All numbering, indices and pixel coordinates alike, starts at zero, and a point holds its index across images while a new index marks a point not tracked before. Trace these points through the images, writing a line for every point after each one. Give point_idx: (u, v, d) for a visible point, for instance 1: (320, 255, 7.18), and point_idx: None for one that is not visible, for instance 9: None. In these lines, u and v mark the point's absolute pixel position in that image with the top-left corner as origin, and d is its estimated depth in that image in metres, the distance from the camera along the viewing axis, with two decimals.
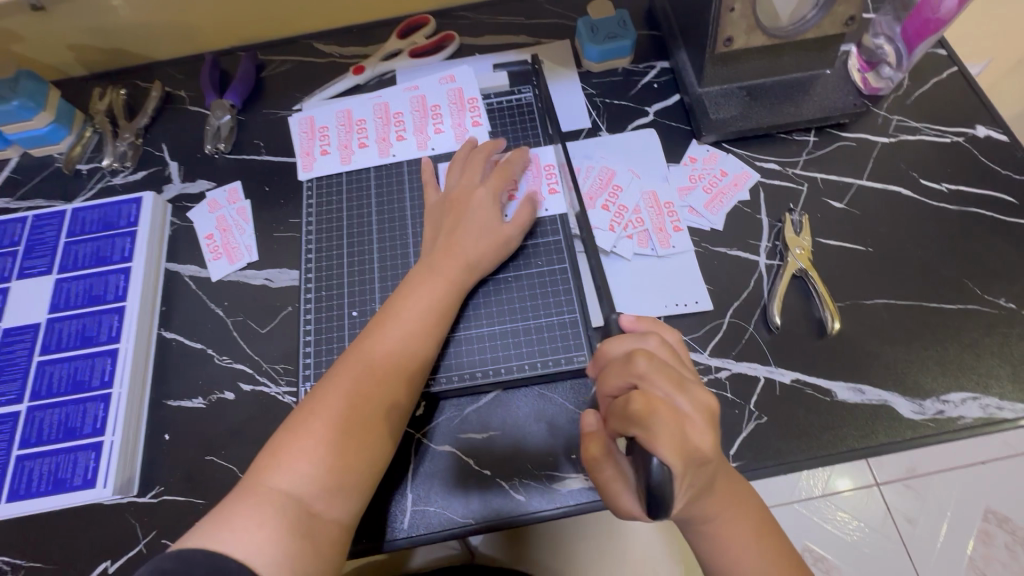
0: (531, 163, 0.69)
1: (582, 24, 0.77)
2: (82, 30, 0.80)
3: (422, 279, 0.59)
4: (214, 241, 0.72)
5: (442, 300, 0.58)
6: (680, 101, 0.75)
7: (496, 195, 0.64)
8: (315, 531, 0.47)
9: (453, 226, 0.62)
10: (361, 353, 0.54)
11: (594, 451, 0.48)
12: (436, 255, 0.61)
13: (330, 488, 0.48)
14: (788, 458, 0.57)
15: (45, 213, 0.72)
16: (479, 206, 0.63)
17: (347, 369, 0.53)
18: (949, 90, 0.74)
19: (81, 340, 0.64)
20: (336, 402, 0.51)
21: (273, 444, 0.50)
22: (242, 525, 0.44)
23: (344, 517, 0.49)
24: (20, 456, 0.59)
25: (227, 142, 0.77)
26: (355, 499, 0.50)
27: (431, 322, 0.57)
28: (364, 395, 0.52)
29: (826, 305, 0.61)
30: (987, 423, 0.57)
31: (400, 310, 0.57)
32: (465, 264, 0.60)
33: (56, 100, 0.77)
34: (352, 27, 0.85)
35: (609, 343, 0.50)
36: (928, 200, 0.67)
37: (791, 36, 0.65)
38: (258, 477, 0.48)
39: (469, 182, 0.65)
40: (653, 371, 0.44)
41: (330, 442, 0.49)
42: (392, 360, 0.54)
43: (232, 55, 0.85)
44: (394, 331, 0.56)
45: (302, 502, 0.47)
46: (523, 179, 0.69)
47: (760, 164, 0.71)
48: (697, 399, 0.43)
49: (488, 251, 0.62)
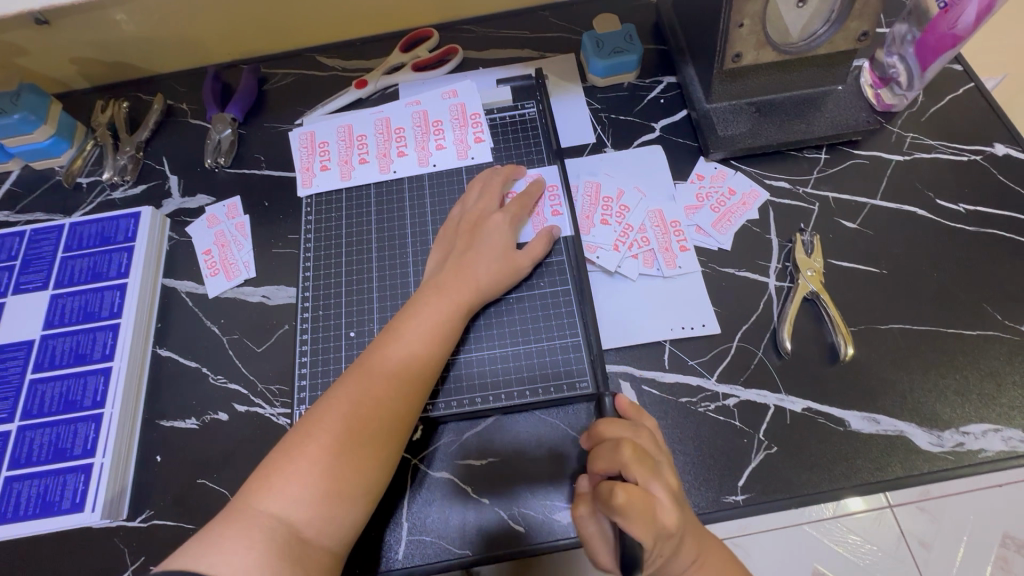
0: (547, 187, 0.68)
1: (588, 39, 0.76)
2: (86, 44, 0.79)
3: (430, 299, 0.57)
4: (211, 256, 0.71)
5: (450, 324, 0.57)
6: (687, 117, 0.74)
7: (513, 222, 0.63)
8: (303, 558, 0.44)
9: (464, 246, 0.61)
10: (362, 374, 0.53)
11: (581, 510, 0.50)
12: (445, 275, 0.59)
13: (321, 514, 0.46)
14: (798, 491, 0.54)
15: (44, 227, 0.71)
16: (493, 230, 0.62)
17: (346, 392, 0.51)
18: (965, 106, 0.72)
19: (74, 357, 0.63)
20: (336, 423, 0.49)
21: (267, 464, 0.48)
22: (227, 552, 0.43)
23: (335, 546, 0.47)
24: (9, 476, 0.58)
25: (227, 156, 0.77)
26: (346, 527, 0.48)
27: (437, 345, 0.56)
28: (364, 418, 0.50)
29: (839, 330, 0.59)
30: (1009, 456, 0.54)
31: (405, 332, 0.55)
32: (473, 285, 0.59)
33: (57, 114, 0.77)
34: (355, 40, 0.85)
35: (601, 418, 0.50)
36: (944, 220, 0.65)
37: (802, 52, 0.64)
38: (248, 498, 0.46)
39: (485, 206, 0.64)
40: (634, 461, 0.44)
41: (327, 464, 0.48)
42: (396, 384, 0.52)
43: (235, 69, 0.85)
44: (399, 354, 0.54)
45: (291, 526, 0.45)
46: (538, 204, 0.67)
47: (770, 182, 0.69)
48: (669, 483, 0.45)
49: (497, 272, 0.60)
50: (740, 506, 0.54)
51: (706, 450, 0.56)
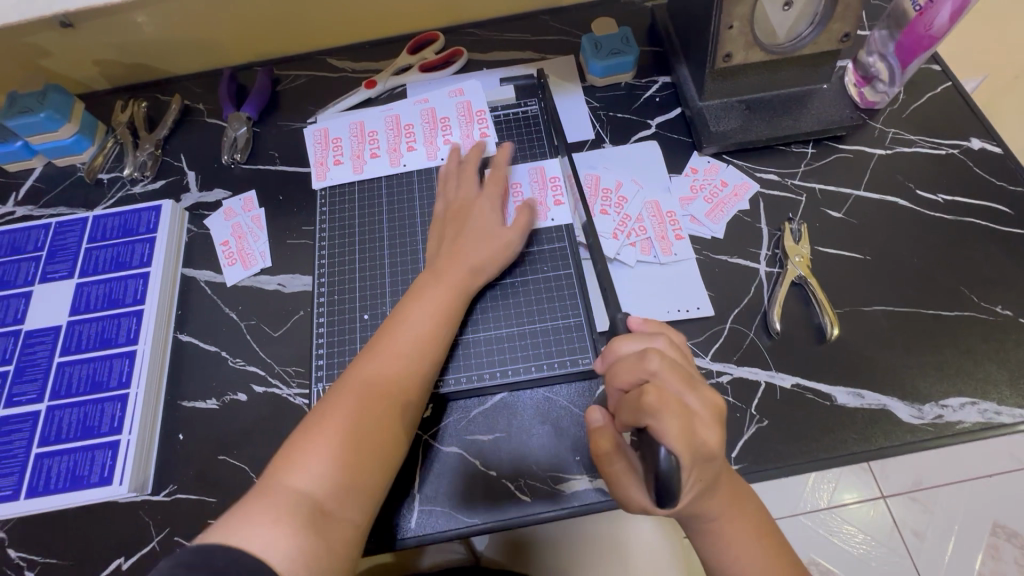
0: (549, 179, 0.71)
1: (587, 41, 0.80)
2: (107, 46, 0.83)
3: (430, 284, 0.61)
4: (229, 247, 0.74)
5: (450, 305, 0.60)
6: (681, 114, 0.78)
7: (498, 207, 0.66)
8: (328, 530, 0.47)
9: (462, 233, 0.65)
10: (370, 355, 0.56)
11: (603, 446, 0.50)
12: (442, 262, 0.63)
13: (341, 488, 0.49)
14: (789, 461, 0.58)
15: (68, 220, 0.74)
16: (480, 216, 0.65)
17: (356, 373, 0.55)
18: (943, 103, 0.76)
19: (99, 342, 0.66)
20: (348, 402, 0.53)
21: (287, 445, 0.51)
22: (256, 525, 0.45)
23: (356, 518, 0.50)
24: (39, 453, 0.60)
25: (243, 152, 0.80)
26: (365, 499, 0.50)
27: (439, 325, 0.59)
28: (374, 395, 0.53)
29: (825, 311, 0.63)
30: (985, 427, 0.58)
31: (408, 315, 0.58)
32: (472, 271, 0.62)
33: (80, 112, 0.81)
34: (365, 43, 0.89)
35: (620, 339, 0.51)
36: (924, 209, 0.69)
37: (789, 53, 0.68)
38: (274, 478, 0.49)
39: (467, 192, 0.68)
40: (665, 369, 0.45)
41: (343, 441, 0.51)
42: (400, 362, 0.56)
43: (250, 70, 0.89)
44: (402, 334, 0.57)
45: (314, 501, 0.48)
46: (539, 193, 0.70)
47: (760, 174, 0.73)
48: (705, 397, 0.45)
49: (492, 257, 0.63)
50: (734, 475, 0.57)
51: None
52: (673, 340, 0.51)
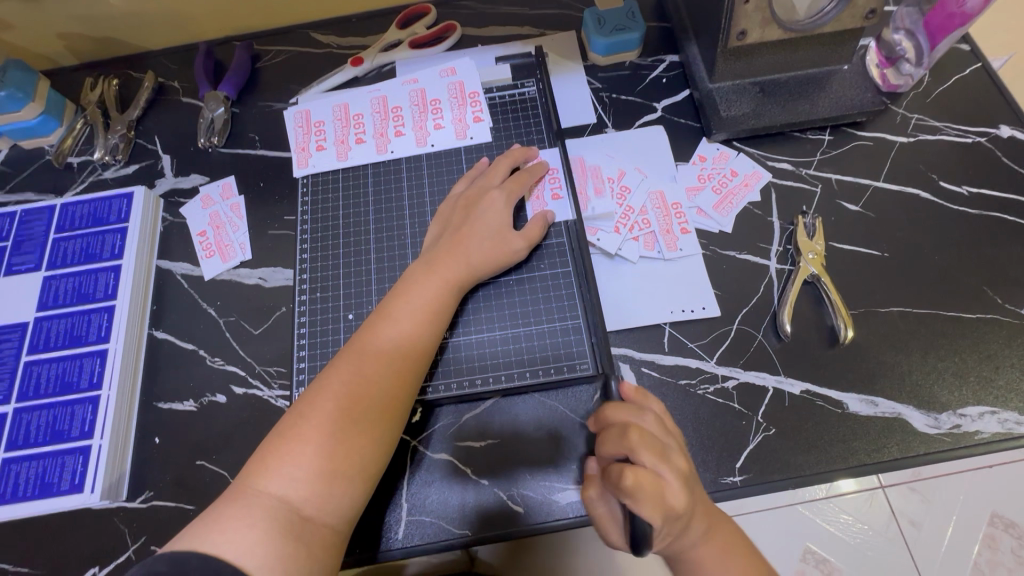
0: (549, 169, 0.66)
1: (589, 15, 0.74)
2: (73, 20, 0.77)
3: (422, 277, 0.57)
4: (207, 238, 0.70)
5: (442, 302, 0.56)
6: (689, 97, 0.73)
7: (512, 201, 0.62)
8: (305, 534, 0.44)
9: (461, 222, 0.61)
10: (355, 351, 0.53)
11: (590, 492, 0.48)
12: (436, 253, 0.59)
13: (319, 492, 0.46)
14: (796, 471, 0.55)
15: (34, 208, 0.70)
16: (490, 207, 0.61)
17: (341, 370, 0.51)
18: (972, 87, 0.71)
19: (69, 340, 0.62)
20: (327, 401, 0.49)
21: (264, 447, 0.48)
22: (230, 529, 0.43)
23: (336, 523, 0.46)
24: (7, 458, 0.57)
25: (221, 135, 0.75)
26: (347, 504, 0.47)
27: (428, 322, 0.55)
28: (351, 399, 0.49)
29: (839, 313, 0.59)
30: (1005, 438, 0.55)
31: (396, 311, 0.55)
32: (466, 263, 0.58)
33: (45, 91, 0.75)
34: (351, 16, 0.83)
35: (605, 406, 0.48)
36: (947, 203, 0.65)
37: (807, 30, 0.62)
38: (249, 480, 0.46)
39: (486, 183, 0.63)
40: (639, 445, 0.43)
41: (323, 444, 0.47)
42: (384, 360, 0.52)
43: (227, 45, 0.83)
44: (389, 330, 0.53)
45: (291, 506, 0.45)
46: (538, 185, 0.66)
47: (772, 163, 0.68)
48: (676, 466, 0.43)
49: (491, 250, 0.59)
50: (738, 487, 0.55)
51: (705, 432, 0.57)
52: (658, 414, 0.48)
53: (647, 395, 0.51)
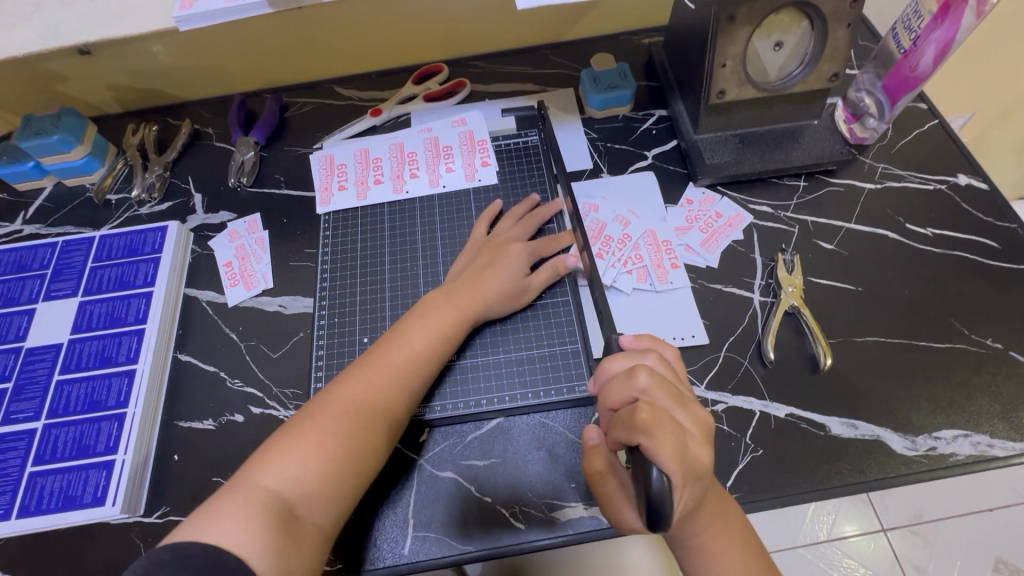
0: (558, 214, 0.74)
1: (586, 75, 0.83)
2: (123, 73, 0.86)
3: (438, 305, 0.62)
4: (232, 268, 0.75)
5: (453, 331, 0.61)
6: (676, 146, 0.80)
7: (533, 255, 0.67)
8: (295, 531, 0.47)
9: (486, 264, 0.66)
10: (373, 364, 0.57)
11: (595, 465, 0.49)
12: (457, 286, 0.64)
13: (313, 490, 0.49)
14: (784, 491, 0.57)
15: (75, 239, 0.76)
16: (513, 257, 0.66)
17: (356, 380, 0.55)
18: (930, 140, 0.78)
19: (100, 360, 0.66)
20: (340, 405, 0.53)
21: (269, 442, 0.51)
22: (224, 522, 0.45)
23: (323, 522, 0.49)
24: (33, 472, 0.60)
25: (250, 176, 0.82)
26: (337, 505, 0.50)
27: (441, 348, 0.60)
28: (360, 406, 0.53)
29: (819, 341, 0.63)
30: (980, 460, 0.58)
31: (413, 334, 0.59)
32: (479, 296, 0.63)
33: (92, 135, 0.83)
34: (371, 73, 0.92)
35: (609, 358, 0.52)
36: (914, 242, 0.71)
37: (778, 90, 0.71)
38: (248, 474, 0.49)
39: (514, 234, 0.69)
40: (655, 386, 0.46)
41: (325, 445, 0.51)
42: (393, 375, 0.56)
43: (259, 97, 0.91)
44: (400, 348, 0.58)
45: (284, 502, 0.47)
46: (547, 224, 0.73)
47: (753, 206, 0.75)
48: (693, 413, 0.47)
49: (504, 291, 0.64)
50: None
51: None
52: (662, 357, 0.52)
53: (652, 337, 0.55)
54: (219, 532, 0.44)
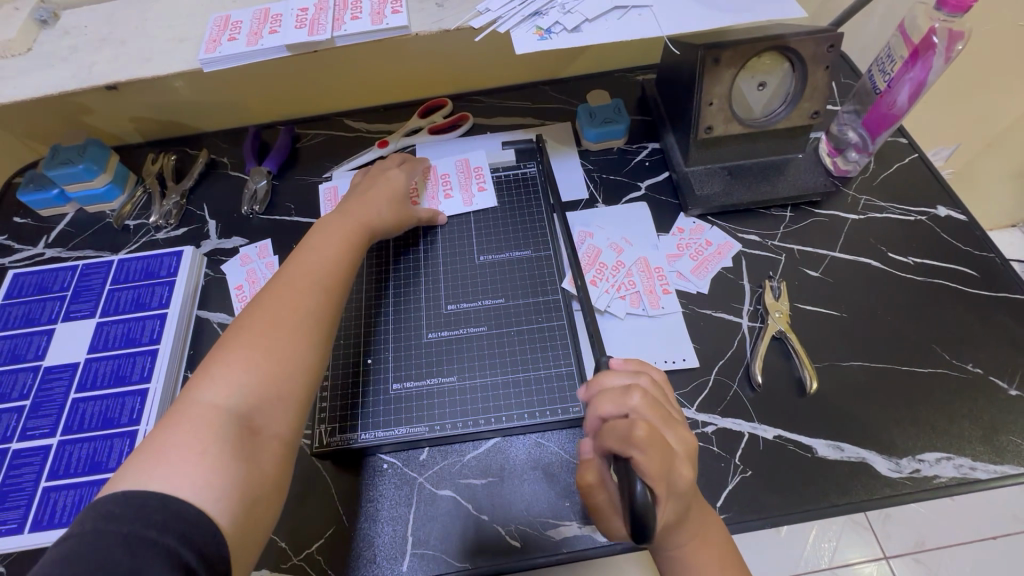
0: (476, 169, 0.83)
1: (582, 110, 0.88)
2: (145, 106, 0.92)
3: (335, 222, 0.67)
4: (243, 291, 0.78)
5: (354, 234, 0.66)
6: (668, 177, 0.84)
7: (407, 179, 0.76)
8: (255, 444, 0.47)
9: (361, 192, 0.72)
10: (286, 276, 0.58)
11: (589, 477, 0.51)
12: (348, 207, 0.69)
13: (265, 396, 0.49)
14: (772, 511, 0.59)
15: (94, 263, 0.80)
16: (387, 183, 0.73)
17: (274, 293, 0.56)
18: (910, 173, 0.82)
19: (114, 379, 0.69)
20: (265, 315, 0.54)
21: (202, 365, 0.50)
22: (174, 463, 0.43)
23: (284, 431, 0.50)
24: (47, 487, 0.63)
25: (262, 204, 0.86)
26: (291, 414, 0.51)
27: (346, 252, 0.64)
28: (292, 307, 0.55)
29: (805, 365, 0.66)
30: (962, 482, 0.60)
31: (318, 245, 0.63)
32: (372, 210, 0.69)
33: (114, 164, 0.87)
34: (379, 107, 0.97)
35: (603, 374, 0.55)
36: (896, 271, 0.74)
37: (763, 126, 0.75)
38: (186, 400, 0.48)
39: (384, 167, 0.77)
40: (648, 405, 0.49)
41: (263, 350, 0.51)
42: (313, 280, 0.58)
43: (272, 128, 0.96)
44: (311, 259, 0.61)
45: (238, 416, 0.48)
46: (466, 182, 0.82)
47: (742, 235, 0.78)
48: (681, 432, 0.50)
49: (395, 213, 0.72)
50: None
51: None
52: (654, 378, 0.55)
53: (637, 365, 0.57)
54: (169, 474, 0.42)
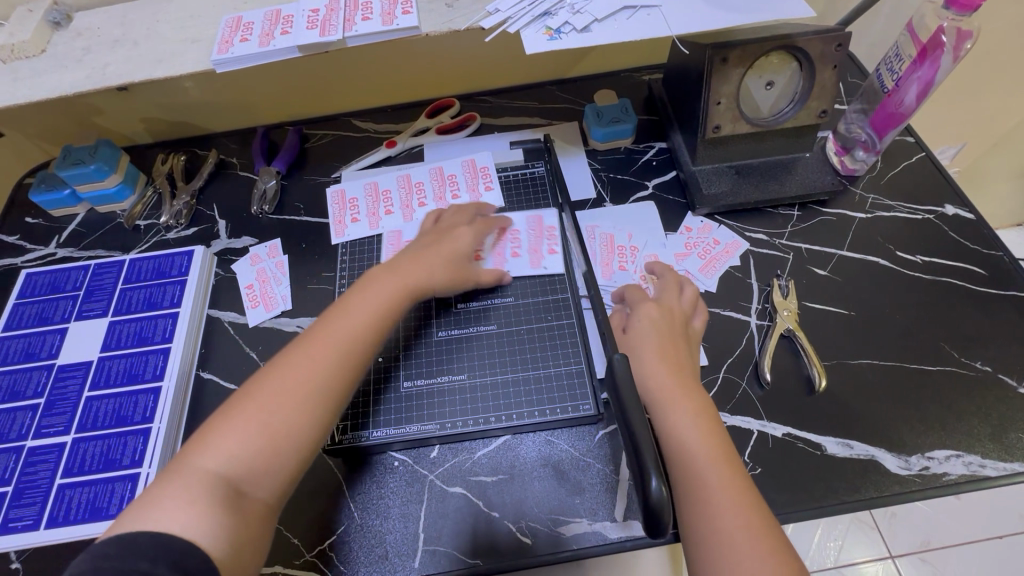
0: (546, 228, 0.78)
1: (589, 110, 0.88)
2: (155, 107, 0.92)
3: (383, 279, 0.62)
4: (254, 290, 0.79)
5: (398, 301, 0.61)
6: (676, 176, 0.85)
7: (473, 238, 0.71)
8: (241, 509, 0.47)
9: (425, 244, 0.68)
10: (313, 339, 0.55)
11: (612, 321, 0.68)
12: (401, 263, 0.65)
13: (257, 466, 0.48)
14: (782, 508, 0.59)
15: (106, 262, 0.80)
16: (454, 237, 0.70)
17: (294, 359, 0.53)
18: (918, 172, 0.82)
19: (127, 377, 0.70)
20: (280, 384, 0.52)
21: (205, 425, 0.50)
22: (168, 509, 0.44)
23: (268, 497, 0.49)
24: (62, 484, 0.63)
25: (271, 204, 0.87)
26: (280, 484, 0.50)
27: (380, 321, 0.59)
28: (304, 381, 0.52)
29: (814, 364, 0.66)
30: (972, 480, 0.60)
31: (352, 308, 0.58)
32: (424, 271, 0.64)
33: (125, 165, 0.88)
34: (387, 107, 0.98)
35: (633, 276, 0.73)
36: (904, 269, 0.74)
37: (771, 125, 0.75)
38: (184, 458, 0.48)
39: (454, 221, 0.73)
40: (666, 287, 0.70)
41: (266, 424, 0.50)
42: (336, 351, 0.54)
43: (281, 129, 0.97)
44: (342, 324, 0.56)
45: (227, 482, 0.47)
46: (536, 241, 0.77)
47: (750, 234, 0.78)
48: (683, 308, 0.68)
49: (445, 270, 0.67)
50: None
51: None
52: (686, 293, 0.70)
53: (675, 275, 0.70)
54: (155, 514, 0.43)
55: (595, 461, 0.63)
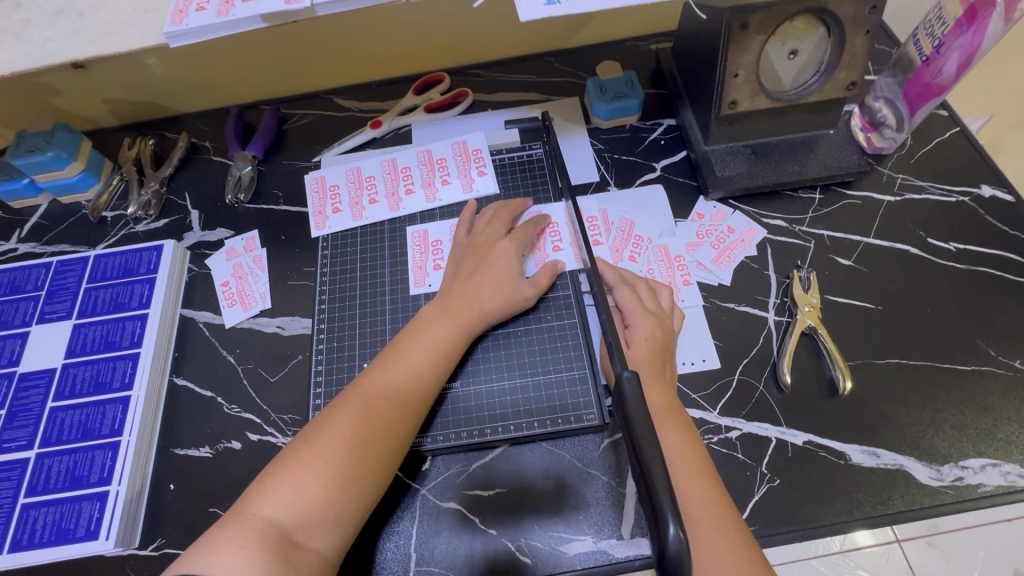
0: (550, 224, 0.71)
1: (591, 84, 0.80)
2: (117, 86, 0.84)
3: (436, 318, 0.59)
4: (229, 288, 0.73)
5: (450, 342, 0.58)
6: (686, 157, 0.78)
7: (519, 250, 0.65)
8: (296, 560, 0.44)
9: (472, 269, 0.63)
10: (366, 385, 0.53)
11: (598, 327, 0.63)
12: (451, 296, 0.61)
13: (314, 517, 0.46)
14: (804, 523, 0.55)
15: (69, 259, 0.74)
16: (499, 257, 0.64)
17: (349, 405, 0.51)
18: (952, 149, 0.75)
19: (94, 386, 0.65)
20: (337, 430, 0.49)
21: (264, 471, 0.48)
22: (221, 554, 0.42)
23: (326, 551, 0.46)
24: (26, 504, 0.59)
25: (247, 192, 0.80)
26: (340, 537, 0.47)
27: (438, 365, 0.57)
28: (359, 427, 0.50)
29: (838, 364, 0.61)
30: (1008, 491, 0.55)
31: (407, 352, 0.56)
32: (479, 306, 0.61)
33: (87, 151, 0.81)
34: (371, 83, 0.90)
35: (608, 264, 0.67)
36: (936, 258, 0.68)
37: (793, 100, 0.67)
38: (245, 507, 0.46)
39: (492, 233, 0.67)
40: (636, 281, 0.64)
41: (326, 473, 0.47)
42: (394, 399, 0.52)
43: (256, 108, 0.89)
44: (397, 371, 0.54)
45: (284, 532, 0.44)
46: (539, 239, 0.70)
47: (767, 220, 0.72)
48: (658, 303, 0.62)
49: (502, 302, 0.62)
50: None
51: None
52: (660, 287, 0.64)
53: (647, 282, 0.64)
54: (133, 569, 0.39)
55: (598, 474, 0.58)
